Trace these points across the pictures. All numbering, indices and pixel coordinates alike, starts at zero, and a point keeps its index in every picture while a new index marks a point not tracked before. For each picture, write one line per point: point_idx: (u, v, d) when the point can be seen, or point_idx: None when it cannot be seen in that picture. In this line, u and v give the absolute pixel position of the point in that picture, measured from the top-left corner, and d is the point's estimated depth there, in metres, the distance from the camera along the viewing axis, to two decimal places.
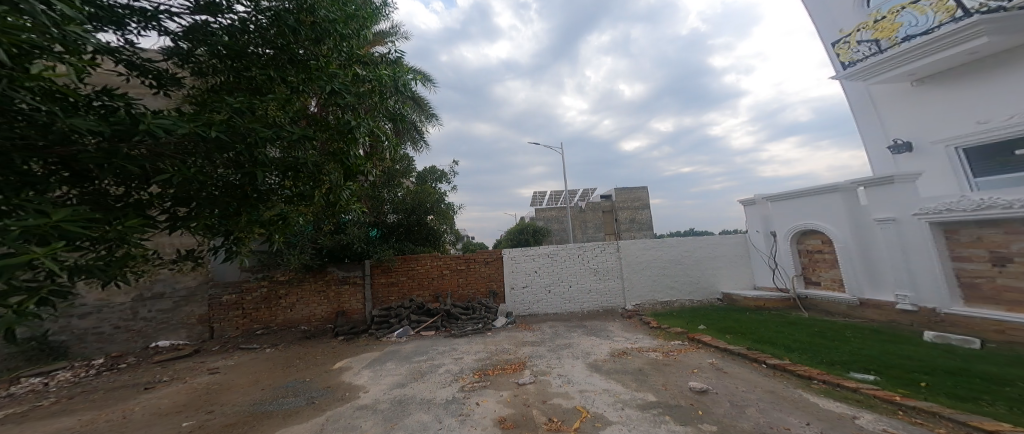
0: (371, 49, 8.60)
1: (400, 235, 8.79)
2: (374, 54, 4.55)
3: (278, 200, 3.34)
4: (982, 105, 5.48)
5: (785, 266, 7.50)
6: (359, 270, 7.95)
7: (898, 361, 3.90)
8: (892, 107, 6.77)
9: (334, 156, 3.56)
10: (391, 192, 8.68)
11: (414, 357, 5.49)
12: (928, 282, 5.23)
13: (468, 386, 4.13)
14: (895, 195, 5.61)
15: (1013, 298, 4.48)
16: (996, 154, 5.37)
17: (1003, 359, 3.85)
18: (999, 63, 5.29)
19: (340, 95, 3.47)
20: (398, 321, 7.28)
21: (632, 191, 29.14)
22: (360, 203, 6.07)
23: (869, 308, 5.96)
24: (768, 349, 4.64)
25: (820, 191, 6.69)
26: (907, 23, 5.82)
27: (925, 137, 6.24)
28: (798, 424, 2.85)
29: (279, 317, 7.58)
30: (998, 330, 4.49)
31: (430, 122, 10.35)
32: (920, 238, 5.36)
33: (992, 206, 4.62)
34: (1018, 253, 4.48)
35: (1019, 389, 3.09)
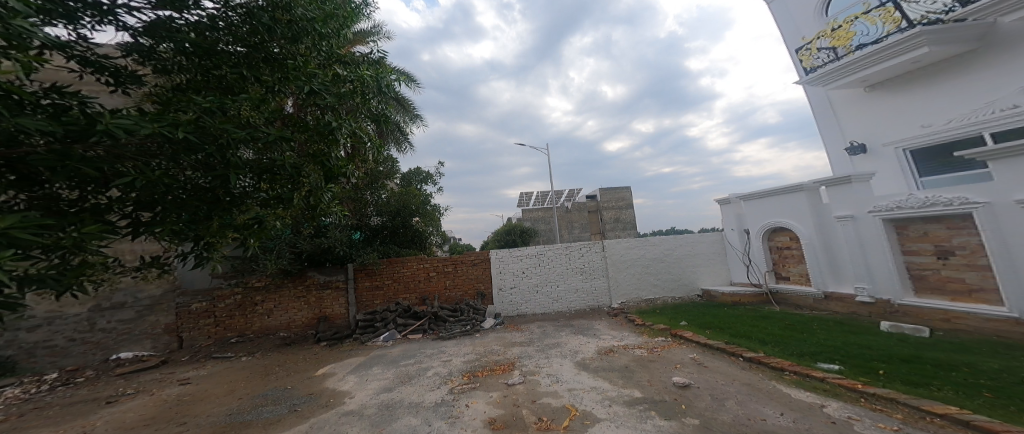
0: (351, 49, 8.48)
1: (385, 238, 8.65)
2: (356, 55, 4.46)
3: (254, 203, 3.18)
4: (926, 110, 5.92)
5: (758, 262, 7.82)
6: (342, 274, 7.76)
7: (860, 350, 4.15)
8: (847, 111, 7.17)
9: (314, 158, 3.49)
10: (374, 194, 8.60)
11: (401, 361, 5.40)
12: (883, 276, 5.58)
13: (457, 388, 4.10)
14: (854, 194, 5.94)
15: (956, 288, 4.88)
16: (939, 155, 5.78)
17: (950, 345, 4.15)
18: (939, 71, 5.75)
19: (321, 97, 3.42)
20: (383, 325, 7.16)
21: (616, 191, 29.73)
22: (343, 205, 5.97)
23: (833, 301, 6.30)
24: (745, 343, 4.83)
25: (787, 191, 7.02)
26: (859, 32, 6.22)
27: (877, 140, 6.65)
28: (773, 414, 2.98)
29: (256, 324, 7.30)
30: (944, 318, 4.86)
31: (414, 123, 10.22)
32: (874, 234, 5.71)
33: (935, 203, 4.95)
34: (959, 247, 4.85)
35: (963, 374, 3.35)
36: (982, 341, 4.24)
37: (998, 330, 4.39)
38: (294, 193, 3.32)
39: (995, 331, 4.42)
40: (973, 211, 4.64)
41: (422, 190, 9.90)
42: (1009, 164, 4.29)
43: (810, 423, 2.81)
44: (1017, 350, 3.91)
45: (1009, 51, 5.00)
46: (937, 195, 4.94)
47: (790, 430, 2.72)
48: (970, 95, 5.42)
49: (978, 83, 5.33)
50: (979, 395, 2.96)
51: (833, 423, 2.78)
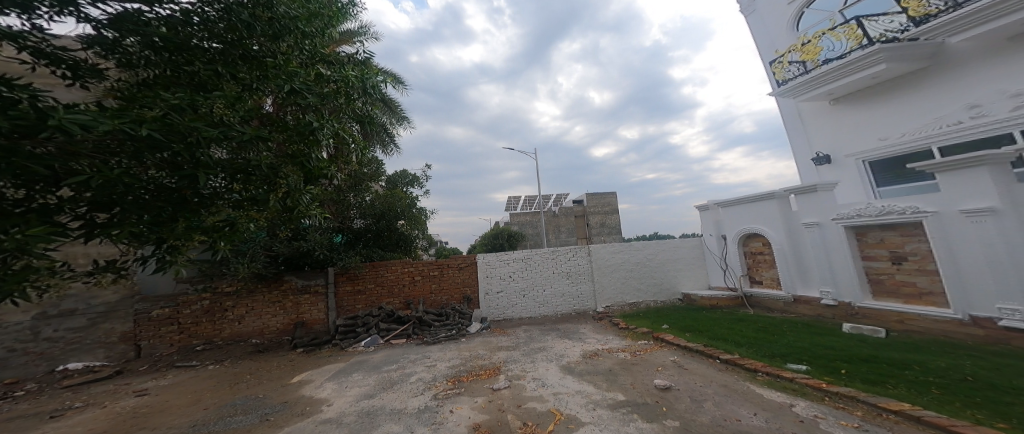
0: (337, 48, 8.33)
1: (368, 241, 8.49)
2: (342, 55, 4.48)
3: (225, 204, 3.07)
4: (883, 123, 6.32)
5: (734, 266, 8.09)
6: (321, 278, 7.53)
7: (824, 351, 4.35)
8: (814, 122, 7.54)
9: (293, 159, 3.43)
10: (358, 196, 8.35)
11: (383, 367, 5.28)
12: (845, 280, 5.87)
13: (441, 393, 4.04)
14: (819, 202, 6.24)
15: (909, 292, 5.19)
16: (893, 167, 6.20)
17: (903, 345, 4.41)
18: (895, 88, 6.14)
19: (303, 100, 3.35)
20: (365, 330, 6.99)
21: (602, 196, 30.15)
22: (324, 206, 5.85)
23: (801, 303, 6.58)
24: (723, 345, 4.98)
25: (761, 199, 7.31)
26: (826, 47, 6.56)
27: (840, 151, 7.05)
28: (748, 414, 3.07)
29: (225, 330, 6.98)
30: (898, 320, 5.16)
31: (401, 125, 10.08)
32: (837, 240, 6.00)
33: (890, 212, 5.26)
34: (910, 253, 5.18)
35: (914, 372, 3.56)
36: (931, 341, 4.52)
37: (946, 330, 4.69)
38: (270, 194, 3.24)
39: (943, 331, 4.72)
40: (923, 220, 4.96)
41: (408, 192, 9.78)
42: (955, 177, 4.60)
43: (780, 422, 2.91)
44: (960, 348, 4.19)
45: (956, 71, 5.40)
46: (892, 204, 5.26)
47: (764, 430, 2.82)
48: (923, 111, 5.81)
49: (928, 100, 5.74)
50: (927, 392, 3.15)
51: (802, 422, 2.89)
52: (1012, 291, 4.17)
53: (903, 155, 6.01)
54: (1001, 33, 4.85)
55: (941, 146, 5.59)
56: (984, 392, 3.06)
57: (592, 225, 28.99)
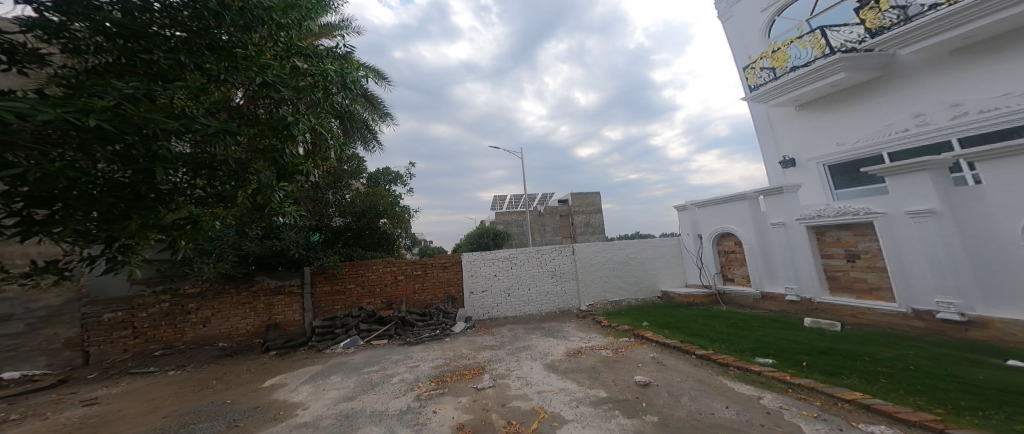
0: (316, 42, 8.07)
1: (349, 239, 8.31)
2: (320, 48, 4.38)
3: (187, 201, 2.92)
4: (842, 130, 6.71)
5: (708, 265, 8.39)
6: (297, 278, 7.30)
7: (788, 344, 4.58)
8: (780, 127, 7.91)
9: (265, 154, 3.30)
10: (337, 194, 8.10)
11: (364, 368, 5.16)
12: (807, 277, 6.21)
13: (424, 394, 3.98)
14: (785, 204, 6.55)
15: (860, 287, 5.53)
16: (850, 171, 6.63)
17: (855, 338, 4.71)
18: (852, 96, 6.53)
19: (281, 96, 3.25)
20: (345, 331, 6.81)
21: (586, 196, 30.56)
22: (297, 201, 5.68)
23: (768, 300, 6.90)
24: (698, 341, 5.15)
25: (733, 199, 7.61)
26: (794, 55, 6.85)
27: (803, 155, 7.43)
28: (721, 408, 3.19)
29: (188, 334, 6.66)
30: (851, 314, 5.49)
31: (383, 122, 9.86)
32: (801, 240, 6.33)
33: (846, 213, 5.60)
34: (862, 251, 5.52)
35: (865, 362, 3.80)
36: (878, 333, 4.85)
37: (891, 323, 5.04)
38: (238, 190, 3.09)
39: (889, 324, 5.07)
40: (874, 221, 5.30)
41: (390, 191, 9.59)
42: (902, 181, 4.94)
43: (749, 414, 3.04)
44: (905, 339, 4.51)
45: (904, 82, 5.82)
46: (848, 205, 5.59)
47: (736, 422, 2.93)
48: (876, 119, 6.22)
49: (881, 108, 6.15)
50: (876, 381, 3.36)
51: (768, 413, 3.03)
52: (949, 285, 4.51)
53: (860, 159, 6.46)
54: (945, 47, 5.22)
55: (890, 151, 6.03)
56: (923, 380, 3.31)
57: (577, 224, 29.34)
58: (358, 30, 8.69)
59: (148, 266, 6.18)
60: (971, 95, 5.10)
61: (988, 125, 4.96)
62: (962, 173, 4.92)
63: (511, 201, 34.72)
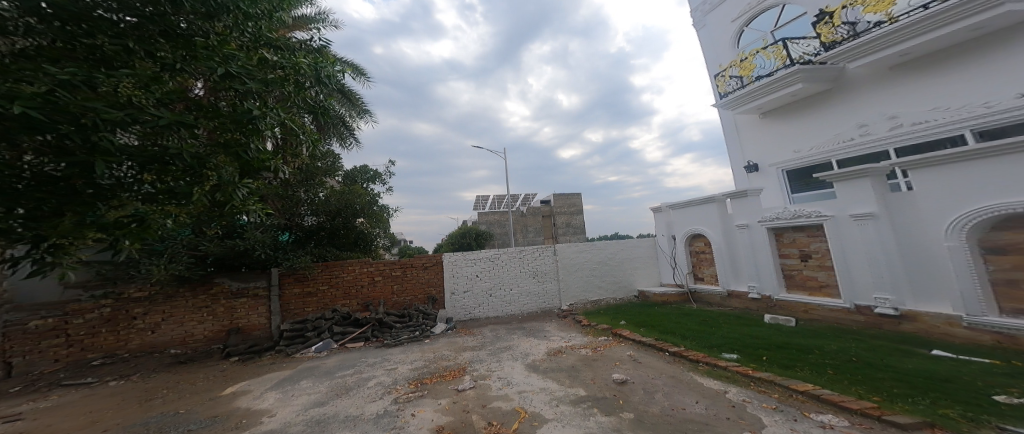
0: (289, 34, 7.73)
1: (321, 239, 8.03)
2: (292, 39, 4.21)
3: (133, 197, 2.73)
4: (799, 138, 7.14)
5: (681, 264, 8.68)
6: (264, 280, 6.96)
7: (750, 340, 4.82)
8: (745, 134, 8.31)
9: (226, 148, 3.13)
10: (309, 192, 7.73)
11: (337, 372, 4.98)
12: (767, 276, 6.55)
13: (402, 397, 3.90)
14: (749, 206, 6.88)
15: (812, 285, 5.90)
16: (802, 177, 7.14)
17: (807, 332, 5.02)
18: (808, 106, 6.97)
19: (247, 88, 3.12)
20: (316, 335, 6.56)
21: (568, 197, 30.94)
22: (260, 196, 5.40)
23: (734, 298, 7.23)
24: (671, 338, 5.33)
25: (703, 202, 7.92)
26: (759, 65, 7.23)
27: (765, 161, 7.84)
28: (691, 403, 3.30)
29: (135, 341, 6.17)
30: (804, 310, 5.87)
31: (361, 118, 9.56)
32: (761, 241, 6.66)
33: (800, 216, 5.95)
34: (814, 251, 5.90)
35: (815, 355, 4.06)
36: (827, 328, 5.19)
37: (838, 318, 5.43)
38: (195, 186, 2.90)
39: (836, 319, 5.44)
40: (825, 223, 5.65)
41: (368, 189, 9.33)
42: (849, 186, 5.29)
43: (716, 408, 3.16)
44: (848, 333, 4.86)
45: (853, 94, 6.27)
46: (802, 208, 5.93)
47: (704, 416, 3.03)
48: (829, 128, 6.66)
49: (833, 118, 6.59)
50: (826, 373, 3.58)
51: (733, 406, 3.17)
52: (885, 282, 4.92)
53: (808, 167, 7.02)
54: (887, 62, 5.69)
55: (839, 159, 6.52)
56: (863, 370, 3.58)
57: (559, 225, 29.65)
58: (335, 23, 8.39)
59: (83, 268, 5.63)
60: (906, 108, 5.62)
61: (920, 136, 5.47)
62: (897, 180, 5.51)
63: (493, 201, 34.66)
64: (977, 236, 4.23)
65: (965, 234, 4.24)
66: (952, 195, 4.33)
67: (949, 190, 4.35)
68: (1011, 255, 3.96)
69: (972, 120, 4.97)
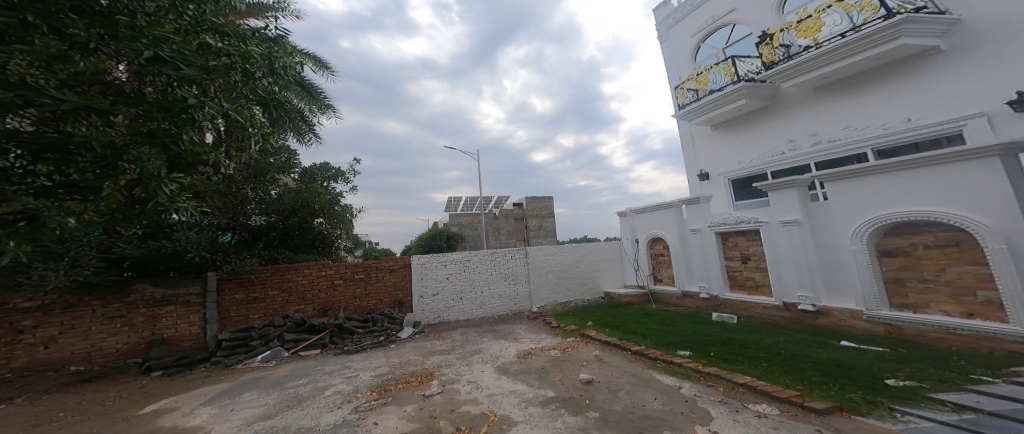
0: (241, 21, 7.22)
1: (272, 240, 7.62)
2: (244, 27, 3.98)
3: (21, 191, 2.46)
4: (743, 150, 7.77)
5: (643, 266, 9.09)
6: (198, 286, 6.35)
7: (700, 337, 5.13)
8: (698, 145, 8.90)
9: (150, 139, 2.92)
10: (259, 189, 7.18)
11: (289, 382, 4.70)
12: (714, 277, 7.04)
13: (364, 405, 3.75)
14: (700, 212, 7.35)
15: (751, 285, 6.42)
16: (745, 186, 7.81)
17: (747, 328, 5.45)
18: (750, 122, 7.62)
19: (182, 75, 2.91)
20: (262, 343, 6.11)
21: (540, 200, 31.39)
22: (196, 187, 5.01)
23: (687, 298, 7.68)
24: (633, 338, 5.54)
25: (662, 208, 8.35)
26: (713, 80, 7.75)
27: (714, 170, 8.43)
28: (650, 399, 3.46)
29: (22, 358, 5.29)
30: (744, 308, 6.39)
31: (323, 114, 9.09)
32: (711, 245, 7.14)
33: (741, 222, 6.44)
34: (752, 254, 6.42)
35: (753, 349, 4.42)
36: (763, 324, 5.67)
37: (772, 315, 5.96)
38: (103, 181, 2.67)
39: (771, 316, 5.97)
40: (761, 229, 6.16)
41: (329, 188, 8.92)
42: (779, 195, 5.81)
43: (671, 403, 3.34)
44: (778, 328, 5.34)
45: (787, 112, 6.96)
46: (743, 215, 6.43)
47: (662, 412, 3.17)
48: (768, 142, 7.31)
49: (770, 134, 7.26)
50: (762, 366, 3.90)
51: (686, 400, 3.36)
52: (806, 282, 5.48)
53: (749, 177, 7.69)
54: (813, 85, 6.40)
55: (772, 170, 7.21)
56: (791, 361, 3.93)
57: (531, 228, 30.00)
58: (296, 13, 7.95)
59: None
60: (825, 127, 6.38)
61: (835, 153, 6.26)
62: (816, 191, 6.20)
63: (465, 203, 34.35)
64: (875, 240, 4.79)
65: (866, 239, 4.80)
66: (857, 204, 4.88)
67: (852, 202, 4.95)
68: (899, 257, 4.58)
69: (873, 140, 5.78)
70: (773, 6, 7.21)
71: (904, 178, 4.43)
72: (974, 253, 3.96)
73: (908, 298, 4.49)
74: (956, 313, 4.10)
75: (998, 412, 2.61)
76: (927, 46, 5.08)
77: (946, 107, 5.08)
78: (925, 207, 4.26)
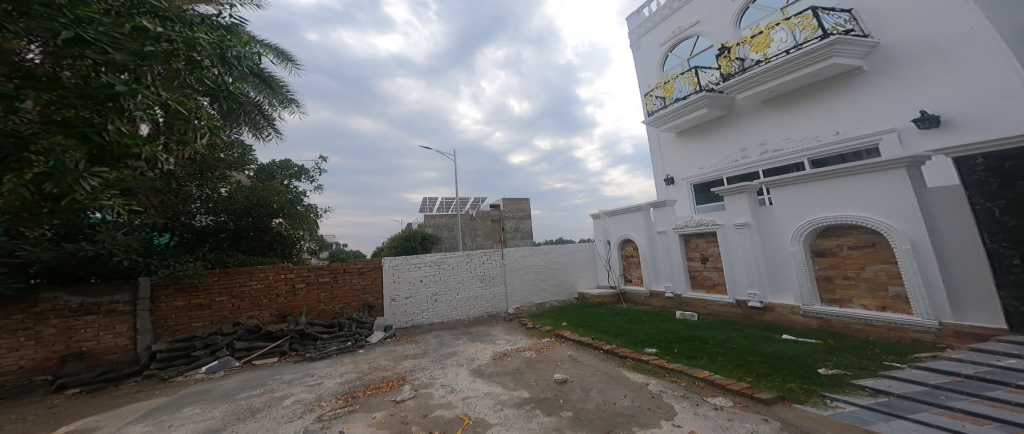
0: (189, 6, 6.70)
1: (224, 241, 7.13)
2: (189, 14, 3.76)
3: None
4: (704, 157, 8.21)
5: (614, 267, 9.36)
6: (127, 294, 5.69)
7: (666, 335, 5.35)
8: (664, 150, 9.30)
9: (65, 127, 2.70)
10: (206, 187, 6.56)
11: (240, 393, 4.39)
12: (678, 277, 7.38)
13: (327, 414, 3.57)
14: (666, 215, 7.67)
15: (710, 284, 6.78)
16: (704, 190, 8.27)
17: (707, 325, 5.75)
18: (710, 130, 8.06)
19: (109, 60, 2.68)
20: (209, 353, 5.67)
21: (516, 202, 31.57)
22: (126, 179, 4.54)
23: (654, 297, 7.99)
24: (606, 337, 5.67)
25: (632, 210, 8.64)
26: (678, 89, 8.09)
27: (678, 175, 8.85)
28: (620, 396, 3.54)
29: None
30: (704, 306, 6.75)
31: (285, 108, 8.63)
32: (675, 246, 7.48)
33: (702, 224, 6.79)
34: (711, 254, 6.78)
35: (710, 345, 4.68)
36: (721, 321, 6.00)
37: (727, 312, 6.32)
38: (6, 175, 2.52)
39: (727, 313, 6.33)
40: (718, 231, 6.53)
41: (290, 187, 8.48)
42: (734, 199, 6.19)
43: (639, 399, 3.45)
44: (733, 324, 5.68)
45: (741, 122, 7.43)
46: (703, 218, 6.79)
47: (632, 408, 3.27)
48: (724, 150, 7.78)
49: (726, 142, 7.72)
50: (719, 360, 4.12)
51: (653, 397, 3.48)
52: (755, 280, 5.88)
53: (708, 182, 8.15)
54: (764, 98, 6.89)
55: (727, 176, 7.69)
56: (743, 355, 4.19)
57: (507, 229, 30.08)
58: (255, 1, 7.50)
59: None
60: (771, 137, 6.89)
61: (778, 162, 6.78)
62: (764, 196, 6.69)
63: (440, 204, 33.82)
64: (809, 242, 5.23)
65: (802, 240, 5.23)
66: (795, 208, 5.31)
67: (790, 207, 5.38)
68: (828, 257, 5.02)
69: (809, 151, 6.33)
70: (731, 21, 7.69)
71: (832, 185, 4.89)
72: (887, 253, 4.44)
73: (834, 293, 4.95)
74: (872, 307, 4.58)
75: (906, 395, 2.94)
76: (852, 66, 5.65)
77: (866, 123, 5.67)
78: (849, 212, 4.72)
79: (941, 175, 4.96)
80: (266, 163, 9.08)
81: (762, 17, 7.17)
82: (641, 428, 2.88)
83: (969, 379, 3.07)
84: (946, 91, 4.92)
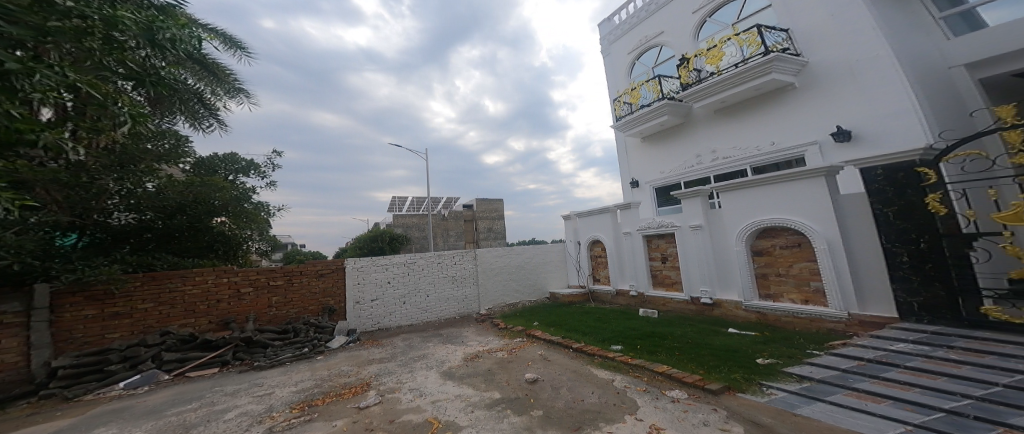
0: None
1: (153, 242, 6.45)
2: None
3: None
4: (665, 162, 8.67)
5: (583, 267, 9.61)
6: (18, 303, 4.85)
7: (631, 332, 5.57)
8: (630, 155, 9.71)
9: None
10: (132, 182, 5.80)
11: (171, 409, 3.96)
12: (641, 276, 7.73)
13: (280, 425, 3.32)
14: (631, 217, 8.01)
15: (670, 282, 7.17)
16: (664, 193, 8.76)
17: (668, 321, 6.08)
18: (670, 137, 8.53)
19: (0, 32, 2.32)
20: (129, 367, 5.07)
21: (489, 203, 31.48)
22: (19, 165, 3.88)
23: (620, 295, 8.29)
24: (575, 335, 5.79)
25: (600, 212, 8.92)
26: (643, 95, 8.44)
27: (642, 178, 9.28)
28: (588, 394, 3.63)
29: None
30: (664, 303, 7.13)
31: (230, 98, 7.95)
32: (638, 246, 7.82)
33: (663, 226, 7.16)
34: (670, 254, 7.16)
35: (668, 340, 4.94)
36: (679, 317, 6.36)
37: (683, 308, 6.71)
38: None
39: (683, 309, 6.72)
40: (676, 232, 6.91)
41: (236, 183, 7.89)
42: (689, 202, 6.58)
43: (603, 395, 3.56)
44: (689, 320, 6.04)
45: (696, 130, 7.93)
46: (663, 220, 7.17)
47: (598, 404, 3.36)
48: (681, 156, 8.26)
49: (683, 148, 8.21)
50: (677, 355, 4.35)
51: (618, 392, 3.60)
52: (705, 278, 6.30)
53: (667, 185, 8.62)
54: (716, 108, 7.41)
55: (684, 181, 8.19)
56: (699, 349, 4.47)
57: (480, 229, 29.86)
58: None
59: None
60: (721, 145, 7.41)
61: (726, 168, 7.33)
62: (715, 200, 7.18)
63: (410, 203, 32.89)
64: (749, 242, 5.69)
65: (744, 241, 5.68)
66: (739, 211, 5.77)
67: (735, 210, 5.83)
68: (764, 256, 5.50)
69: (750, 159, 6.90)
70: (689, 34, 8.17)
71: (769, 190, 5.35)
72: (810, 252, 4.94)
73: (769, 288, 5.42)
74: (797, 300, 5.08)
75: (824, 379, 3.28)
76: (786, 82, 6.25)
77: (798, 135, 6.27)
78: (780, 215, 5.20)
79: (852, 183, 5.61)
80: (206, 157, 8.23)
81: (717, 32, 7.71)
82: (607, 423, 2.97)
83: (869, 362, 3.50)
84: (858, 108, 5.55)
